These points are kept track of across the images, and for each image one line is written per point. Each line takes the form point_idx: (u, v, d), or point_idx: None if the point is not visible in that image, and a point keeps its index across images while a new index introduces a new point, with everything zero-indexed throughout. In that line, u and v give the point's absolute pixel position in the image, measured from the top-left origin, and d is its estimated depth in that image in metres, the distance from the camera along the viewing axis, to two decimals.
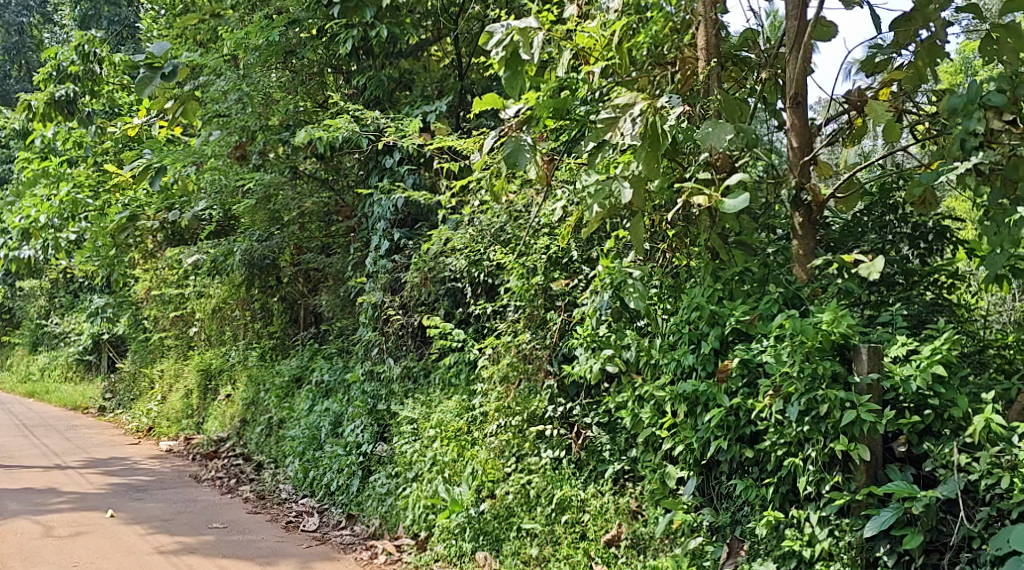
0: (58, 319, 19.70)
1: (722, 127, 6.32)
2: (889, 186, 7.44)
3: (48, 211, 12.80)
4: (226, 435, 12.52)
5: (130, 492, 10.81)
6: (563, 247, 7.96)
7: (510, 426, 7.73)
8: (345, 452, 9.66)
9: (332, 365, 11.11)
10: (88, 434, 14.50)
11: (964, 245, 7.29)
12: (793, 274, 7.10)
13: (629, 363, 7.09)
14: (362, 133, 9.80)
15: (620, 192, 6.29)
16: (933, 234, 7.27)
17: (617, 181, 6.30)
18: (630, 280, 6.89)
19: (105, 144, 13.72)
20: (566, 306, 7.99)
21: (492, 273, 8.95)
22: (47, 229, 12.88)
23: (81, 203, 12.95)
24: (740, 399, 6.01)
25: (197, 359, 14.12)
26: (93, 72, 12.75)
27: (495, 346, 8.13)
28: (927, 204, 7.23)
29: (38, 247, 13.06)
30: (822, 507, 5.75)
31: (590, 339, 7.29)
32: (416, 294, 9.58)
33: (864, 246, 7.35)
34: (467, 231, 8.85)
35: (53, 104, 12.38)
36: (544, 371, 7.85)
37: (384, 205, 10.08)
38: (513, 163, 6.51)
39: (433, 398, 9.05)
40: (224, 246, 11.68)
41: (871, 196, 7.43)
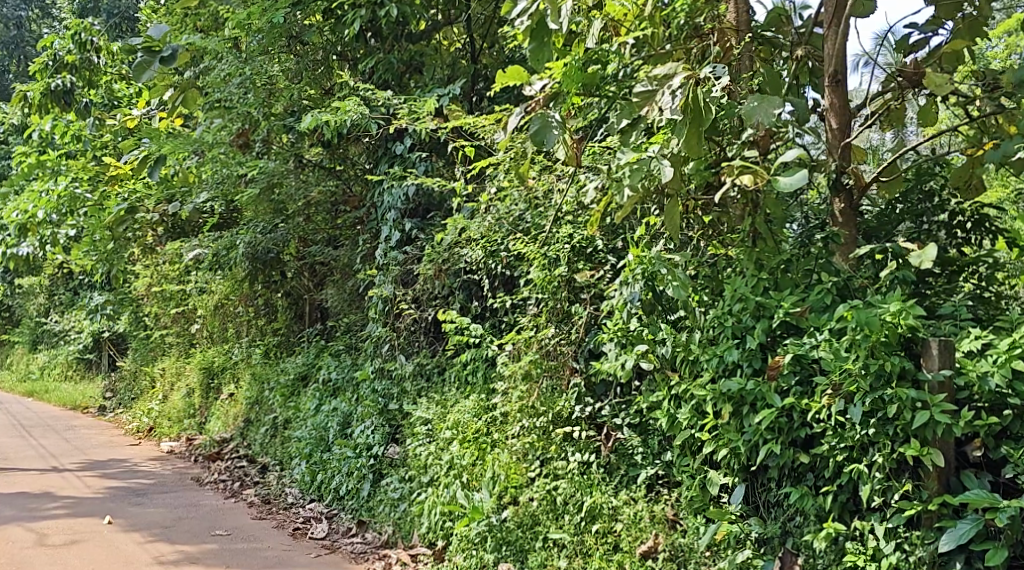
0: (58, 317, 19.21)
1: (771, 101, 5.74)
2: (927, 170, 6.83)
3: (46, 205, 12.25)
4: (230, 436, 12.02)
5: (129, 497, 10.29)
6: (588, 236, 7.43)
7: (535, 428, 7.18)
8: (355, 454, 9.15)
9: (339, 363, 10.59)
10: (87, 434, 13.99)
11: (1004, 234, 6.68)
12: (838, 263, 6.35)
13: (664, 359, 6.56)
14: (371, 118, 9.26)
15: (661, 171, 5.76)
16: (972, 221, 6.66)
17: (657, 160, 5.77)
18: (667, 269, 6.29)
19: (104, 137, 13.19)
20: (592, 299, 7.47)
21: (511, 265, 8.42)
22: (45, 224, 12.30)
23: (80, 198, 12.38)
24: (794, 399, 5.49)
25: (200, 357, 13.61)
26: (90, 61, 12.07)
27: (516, 342, 7.61)
28: (974, 187, 6.64)
29: (37, 243, 12.51)
30: (888, 519, 5.25)
31: (620, 334, 6.77)
32: (429, 287, 9.06)
33: (901, 234, 6.77)
34: (484, 221, 8.32)
35: (49, 95, 11.80)
36: (569, 369, 7.34)
37: (394, 195, 9.51)
38: (541, 141, 5.95)
39: (448, 397, 8.53)
40: (226, 239, 11.19)
41: (906, 181, 6.82)
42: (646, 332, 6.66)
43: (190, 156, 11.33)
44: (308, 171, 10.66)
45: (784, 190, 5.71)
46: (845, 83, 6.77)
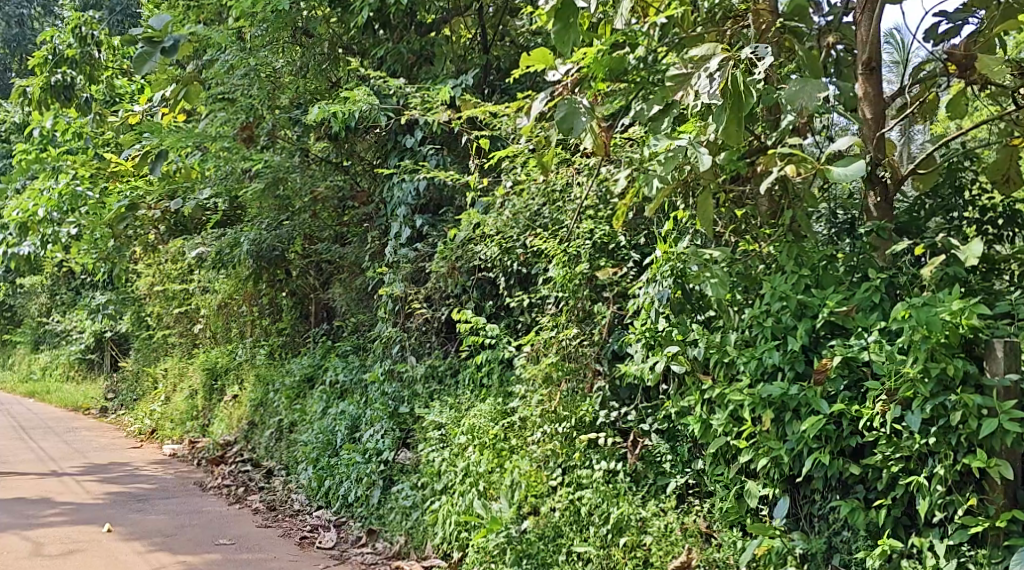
0: (58, 317, 18.85)
1: (816, 85, 5.35)
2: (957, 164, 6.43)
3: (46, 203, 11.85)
4: (233, 439, 11.64)
5: (130, 503, 9.90)
6: (610, 232, 7.11)
7: (557, 434, 6.79)
8: (364, 460, 8.77)
9: (347, 364, 10.21)
10: (86, 437, 13.60)
11: None
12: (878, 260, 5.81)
13: (695, 361, 6.17)
14: (381, 109, 8.88)
15: (698, 159, 5.38)
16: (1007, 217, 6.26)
17: (694, 148, 5.39)
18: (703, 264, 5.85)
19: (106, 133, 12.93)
20: (614, 298, 7.08)
21: (528, 262, 8.04)
22: (45, 223, 11.90)
23: (81, 197, 11.82)
24: (843, 405, 5.12)
25: (202, 358, 13.24)
26: (91, 55, 11.66)
27: (535, 343, 7.21)
28: (1011, 183, 6.29)
29: (38, 243, 12.06)
30: (949, 535, 4.89)
31: (647, 335, 6.36)
32: (442, 286, 8.67)
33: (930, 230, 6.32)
34: (501, 216, 7.93)
35: (49, 89, 11.39)
36: (592, 372, 6.96)
37: (404, 189, 9.11)
38: (568, 127, 5.54)
39: (462, 401, 8.14)
40: (230, 236, 10.79)
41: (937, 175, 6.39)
42: (675, 332, 6.26)
43: (192, 152, 10.95)
44: (313, 166, 10.24)
45: (835, 181, 5.34)
46: (879, 71, 6.33)
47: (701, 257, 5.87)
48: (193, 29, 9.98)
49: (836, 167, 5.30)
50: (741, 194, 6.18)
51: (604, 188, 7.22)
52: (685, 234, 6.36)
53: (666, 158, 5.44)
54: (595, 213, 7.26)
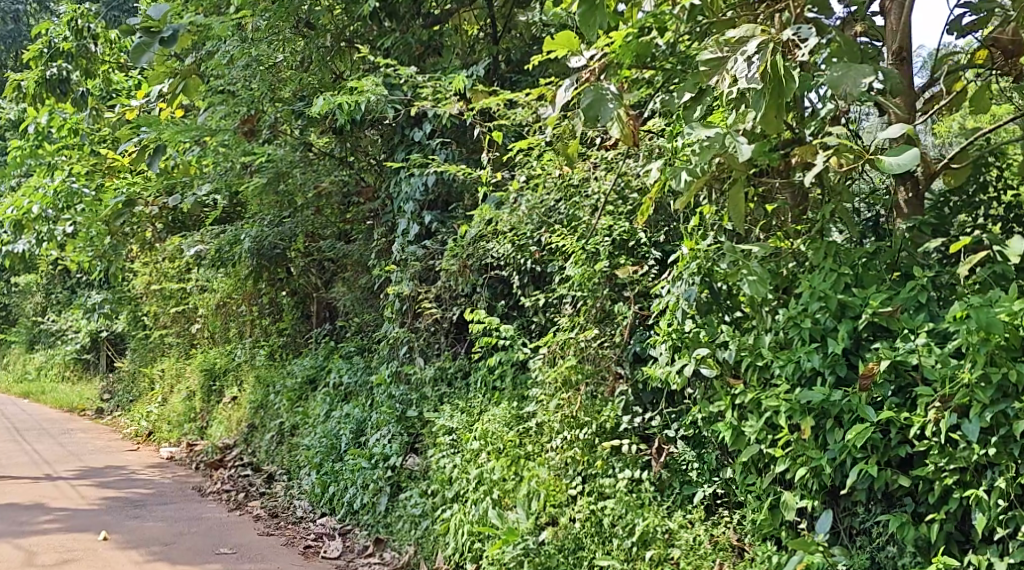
0: (53, 316, 18.50)
1: (860, 70, 5.05)
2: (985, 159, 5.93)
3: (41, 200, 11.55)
4: (233, 442, 11.32)
5: (127, 508, 9.56)
6: (630, 228, 6.79)
7: (577, 440, 6.45)
8: (370, 465, 8.45)
9: (352, 365, 9.88)
10: (81, 438, 13.25)
11: None
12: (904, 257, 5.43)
13: (726, 364, 5.85)
14: (389, 100, 8.56)
15: (736, 149, 5.03)
16: None
17: (732, 137, 5.04)
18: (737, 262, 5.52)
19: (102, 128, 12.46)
20: (636, 298, 6.77)
21: (543, 260, 7.72)
22: (40, 220, 11.63)
23: (76, 194, 11.47)
24: (892, 412, 4.82)
25: (201, 358, 12.90)
26: (87, 49, 11.27)
27: (552, 345, 6.88)
28: None
29: (32, 241, 11.84)
30: (1009, 551, 4.59)
31: (673, 337, 6.06)
32: (452, 284, 8.34)
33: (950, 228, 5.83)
34: (516, 212, 7.62)
35: (44, 83, 10.98)
36: (614, 376, 6.64)
37: (412, 184, 8.78)
38: (594, 115, 5.21)
39: (474, 404, 7.81)
40: (230, 233, 10.45)
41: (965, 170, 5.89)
42: (703, 333, 5.93)
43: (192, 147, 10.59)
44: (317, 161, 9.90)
45: (886, 170, 5.03)
46: (910, 63, 6.00)
47: (740, 255, 5.48)
48: (192, 19, 9.62)
49: (888, 157, 4.98)
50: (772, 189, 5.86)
51: (624, 182, 6.91)
52: (713, 231, 6.04)
53: (702, 148, 5.08)
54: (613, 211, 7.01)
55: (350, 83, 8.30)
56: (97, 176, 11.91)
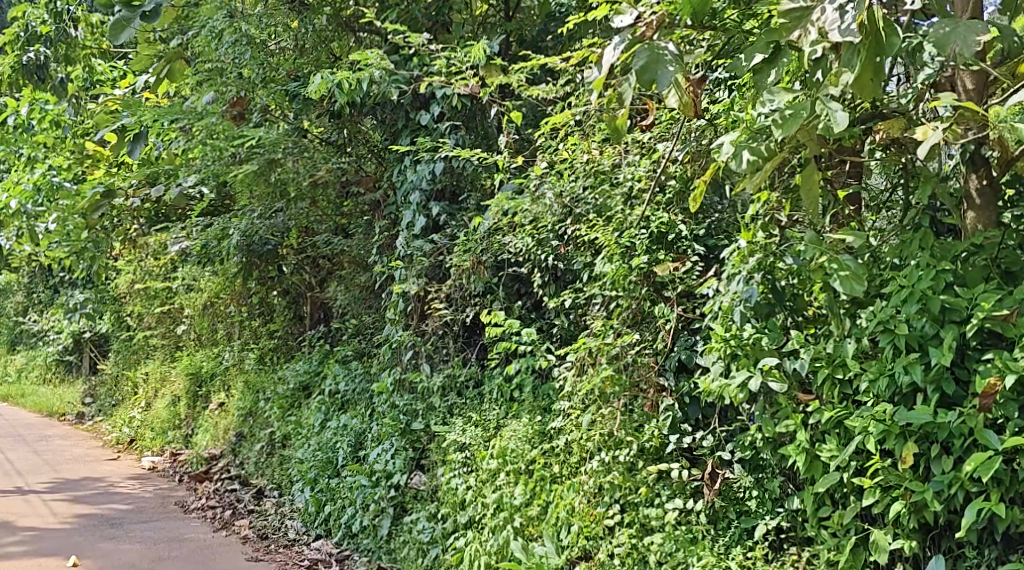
0: (36, 317, 17.54)
1: (971, 26, 4.23)
2: None
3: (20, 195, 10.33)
4: (219, 453, 10.47)
5: (102, 528, 8.66)
6: (669, 220, 6.06)
7: (617, 464, 5.55)
8: (370, 483, 7.60)
9: (349, 371, 9.03)
10: (59, 446, 12.34)
11: None
12: (1004, 249, 4.53)
13: (794, 377, 4.96)
14: (393, 79, 7.71)
15: (829, 117, 4.22)
16: None
17: (822, 103, 4.24)
18: (823, 258, 4.67)
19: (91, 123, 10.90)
20: (678, 298, 5.98)
21: (567, 256, 6.88)
22: (19, 216, 10.41)
23: (57, 187, 10.33)
24: (1021, 440, 4.13)
25: (186, 361, 12.03)
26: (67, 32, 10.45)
27: (579, 353, 6.06)
28: None
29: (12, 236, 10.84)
30: None
31: (730, 345, 5.21)
32: (463, 283, 7.49)
33: None
34: (539, 204, 6.77)
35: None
36: (656, 389, 5.77)
37: (418, 171, 7.91)
38: (650, 80, 4.36)
39: (490, 418, 6.97)
40: (217, 226, 9.53)
41: None
42: (764, 340, 5.15)
43: (179, 137, 9.56)
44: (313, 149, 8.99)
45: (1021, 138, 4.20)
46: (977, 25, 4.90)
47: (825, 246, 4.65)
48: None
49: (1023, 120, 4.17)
50: (845, 173, 5.12)
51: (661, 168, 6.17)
52: (771, 220, 5.25)
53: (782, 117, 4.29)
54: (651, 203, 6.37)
55: (354, 57, 7.45)
56: (80, 171, 10.57)
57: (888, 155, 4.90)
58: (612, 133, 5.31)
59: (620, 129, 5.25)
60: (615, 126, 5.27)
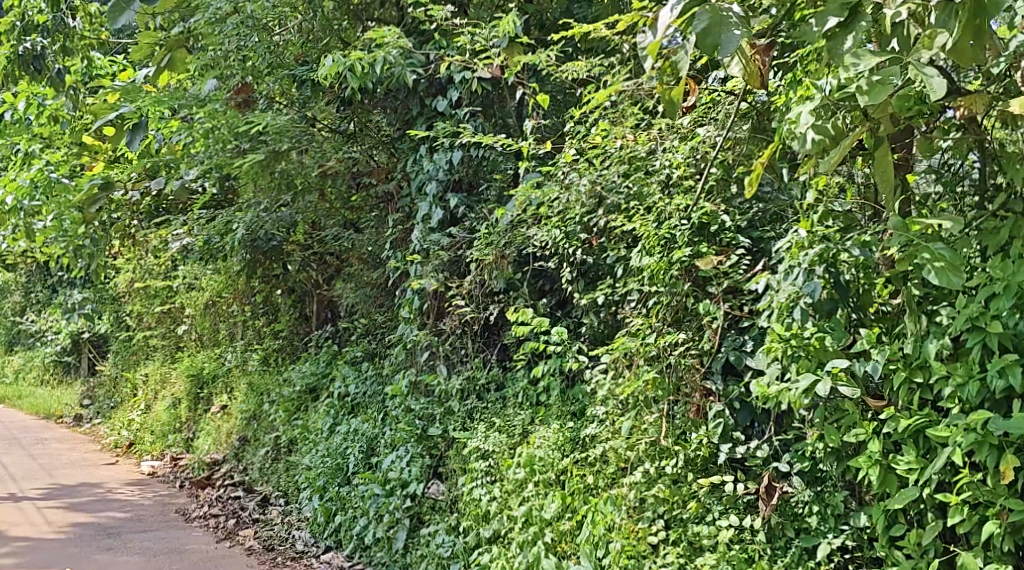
0: (33, 317, 17.04)
1: None
2: None
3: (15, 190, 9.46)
4: (222, 458, 10.00)
5: (99, 538, 8.16)
6: (711, 209, 5.59)
7: (662, 475, 5.07)
8: (384, 492, 7.10)
9: (359, 373, 8.54)
10: (55, 450, 11.85)
11: None
12: None
13: (863, 380, 4.57)
14: (408, 64, 7.24)
15: (924, 84, 3.79)
16: None
17: (916, 69, 3.81)
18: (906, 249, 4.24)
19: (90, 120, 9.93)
20: (724, 295, 5.52)
21: (597, 249, 6.42)
22: (15, 215, 9.53)
23: (56, 184, 9.47)
24: None
25: (186, 362, 11.53)
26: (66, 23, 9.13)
27: (615, 353, 5.61)
28: None
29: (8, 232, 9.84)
30: None
31: (791, 346, 4.72)
32: (485, 278, 7.00)
33: None
34: (568, 193, 6.30)
35: (16, 59, 8.85)
36: (701, 393, 5.31)
37: (434, 161, 7.43)
38: (714, 45, 3.87)
39: (514, 422, 6.49)
40: (220, 220, 9.02)
41: None
42: (828, 340, 4.70)
43: (180, 130, 8.94)
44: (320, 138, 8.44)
45: None
46: None
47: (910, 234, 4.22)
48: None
49: None
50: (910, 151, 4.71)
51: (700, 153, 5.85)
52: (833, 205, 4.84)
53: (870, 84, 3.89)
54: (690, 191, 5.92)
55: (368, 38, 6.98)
56: (78, 164, 9.69)
57: (962, 137, 4.42)
58: (666, 108, 5.12)
59: (671, 103, 5.04)
60: (668, 100, 5.06)
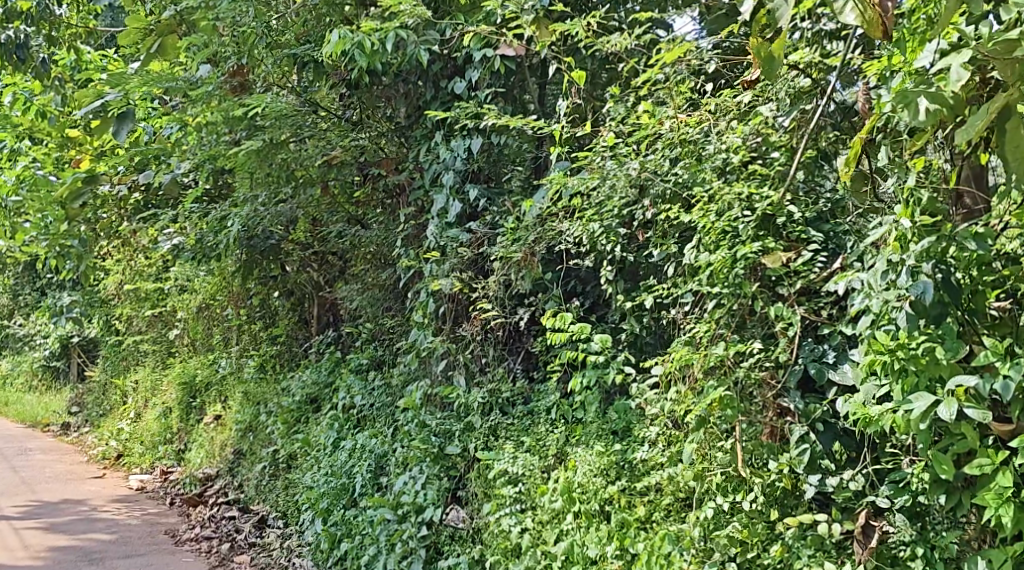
0: (21, 320, 16.23)
1: None
2: None
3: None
4: (216, 473, 9.21)
5: (78, 564, 7.35)
6: (779, 198, 4.82)
7: (743, 514, 4.44)
8: (396, 518, 6.31)
9: (366, 383, 7.75)
10: (38, 462, 11.04)
11: None
12: None
13: (983, 400, 3.91)
14: (423, 41, 6.50)
15: None
16: None
17: None
18: None
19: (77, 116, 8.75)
20: (797, 297, 4.74)
21: (640, 245, 5.64)
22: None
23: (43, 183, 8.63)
24: None
25: (178, 369, 10.73)
26: (51, 11, 8.19)
27: (669, 365, 4.84)
28: None
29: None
30: None
31: (898, 357, 3.97)
32: (510, 279, 6.21)
33: None
34: (609, 181, 5.50)
35: None
36: (777, 412, 4.55)
37: (452, 149, 6.66)
38: None
39: (546, 441, 5.71)
40: (213, 216, 8.21)
41: None
42: (939, 351, 3.94)
43: (172, 122, 8.26)
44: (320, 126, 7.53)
45: None
46: None
47: None
48: None
49: None
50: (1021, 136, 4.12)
51: (761, 138, 5.18)
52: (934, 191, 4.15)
53: None
54: (751, 177, 5.13)
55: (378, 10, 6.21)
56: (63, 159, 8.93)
57: None
58: (760, 68, 4.43)
59: (776, 58, 4.39)
60: (767, 57, 4.39)
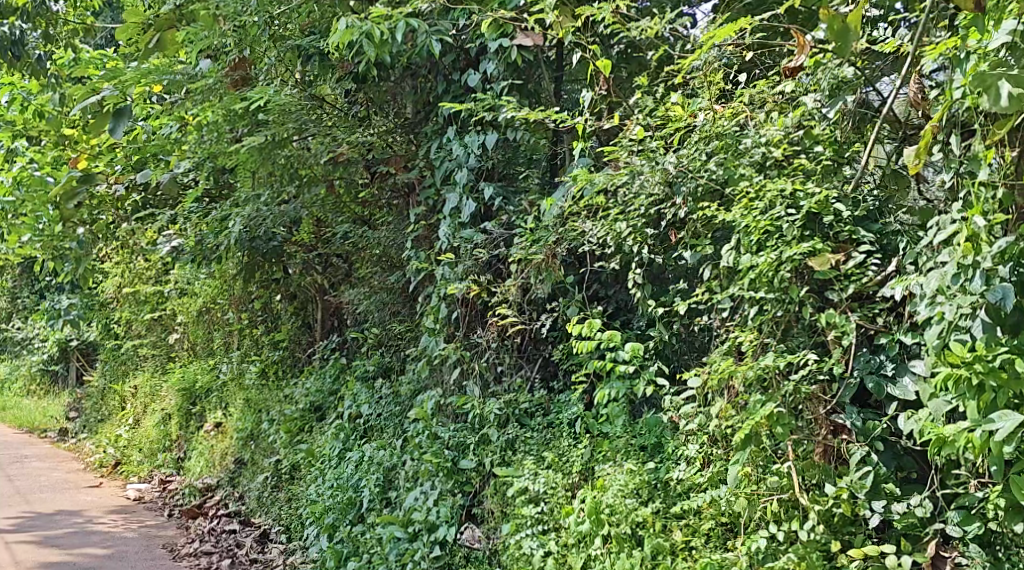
0: (20, 323, 15.80)
1: None
2: None
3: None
4: (217, 483, 8.80)
5: None
6: (826, 195, 4.39)
7: (800, 544, 4.07)
8: (407, 536, 5.86)
9: (373, 391, 7.33)
10: (33, 470, 10.62)
11: None
12: None
13: None
14: (435, 31, 6.09)
15: None
16: None
17: None
18: None
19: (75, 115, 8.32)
20: (850, 303, 4.34)
21: (670, 246, 5.24)
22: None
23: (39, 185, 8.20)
24: None
25: (178, 374, 10.32)
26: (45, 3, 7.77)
27: (708, 377, 4.44)
28: None
29: None
30: None
31: (975, 371, 3.62)
32: (529, 282, 5.81)
33: None
34: (640, 176, 5.08)
35: None
36: (830, 429, 4.21)
37: (465, 145, 6.25)
38: None
39: (569, 457, 5.30)
40: (214, 215, 7.80)
41: None
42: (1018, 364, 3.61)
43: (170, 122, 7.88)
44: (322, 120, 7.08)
45: None
46: None
47: None
48: None
49: None
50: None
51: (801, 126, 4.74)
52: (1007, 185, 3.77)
53: None
54: (791, 173, 4.70)
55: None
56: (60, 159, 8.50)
57: None
58: (833, 38, 4.25)
59: (850, 30, 4.25)
60: (842, 27, 4.24)
